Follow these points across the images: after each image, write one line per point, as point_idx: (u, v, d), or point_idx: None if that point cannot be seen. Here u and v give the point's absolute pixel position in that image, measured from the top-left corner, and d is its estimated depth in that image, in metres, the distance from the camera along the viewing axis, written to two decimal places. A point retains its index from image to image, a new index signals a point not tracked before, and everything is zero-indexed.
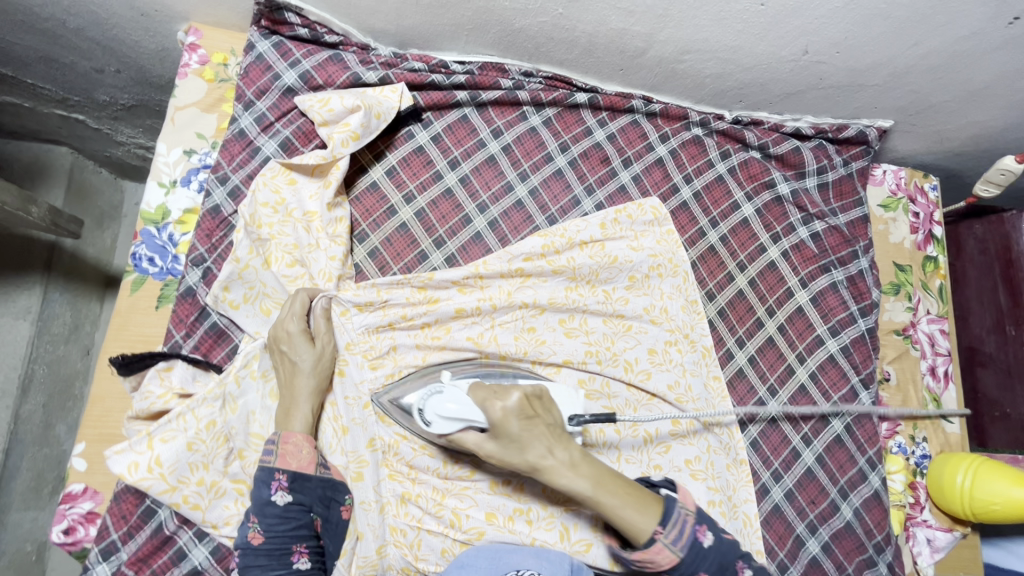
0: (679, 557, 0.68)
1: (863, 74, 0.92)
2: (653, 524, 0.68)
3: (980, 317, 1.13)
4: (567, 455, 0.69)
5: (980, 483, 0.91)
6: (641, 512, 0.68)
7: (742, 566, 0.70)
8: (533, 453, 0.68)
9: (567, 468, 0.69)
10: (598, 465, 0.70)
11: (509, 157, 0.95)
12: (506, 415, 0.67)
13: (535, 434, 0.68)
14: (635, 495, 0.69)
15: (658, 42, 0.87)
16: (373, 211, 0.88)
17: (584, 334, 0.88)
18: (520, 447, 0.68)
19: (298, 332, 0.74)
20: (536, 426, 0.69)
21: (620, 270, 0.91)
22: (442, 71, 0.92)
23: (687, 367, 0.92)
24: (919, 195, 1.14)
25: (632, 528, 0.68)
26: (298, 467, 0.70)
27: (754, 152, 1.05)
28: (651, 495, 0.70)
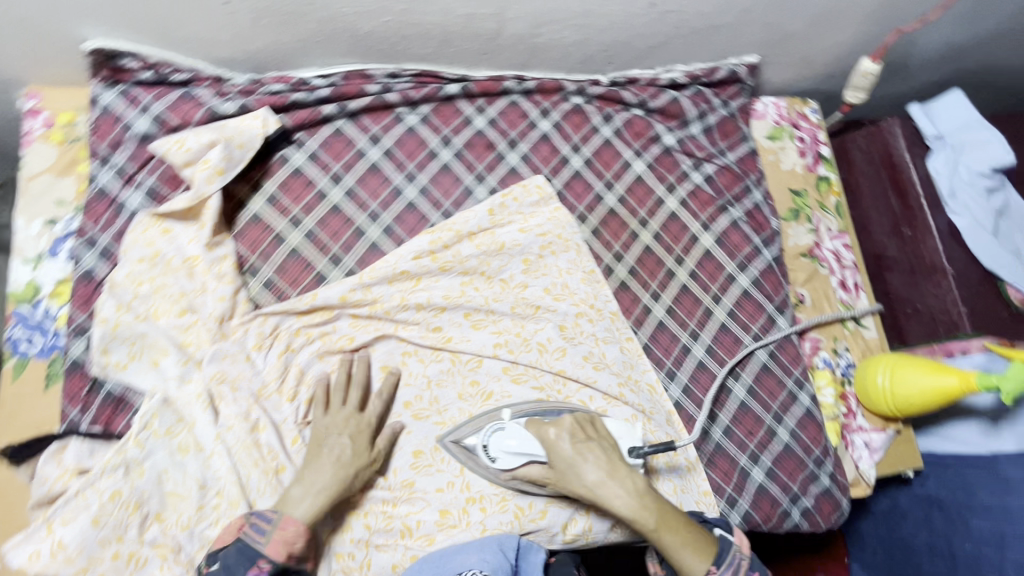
0: None
1: (714, 15, 0.94)
2: (705, 566, 0.71)
3: (879, 224, 1.19)
4: (630, 480, 0.76)
5: (898, 380, 0.96)
6: (694, 554, 0.72)
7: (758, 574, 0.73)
8: (586, 476, 0.76)
9: (624, 492, 0.74)
10: (659, 498, 0.75)
11: (392, 161, 0.94)
12: (556, 437, 0.78)
13: (586, 457, 0.77)
14: (689, 533, 0.73)
15: (509, 20, 0.87)
16: (259, 243, 0.86)
17: (491, 324, 0.90)
18: (576, 470, 0.76)
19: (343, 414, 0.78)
20: (592, 450, 0.77)
21: (511, 255, 0.93)
22: (304, 88, 0.90)
23: (598, 337, 0.94)
24: (802, 120, 1.18)
25: (685, 566, 0.71)
26: (285, 558, 0.68)
27: (636, 110, 1.06)
28: (706, 538, 0.74)
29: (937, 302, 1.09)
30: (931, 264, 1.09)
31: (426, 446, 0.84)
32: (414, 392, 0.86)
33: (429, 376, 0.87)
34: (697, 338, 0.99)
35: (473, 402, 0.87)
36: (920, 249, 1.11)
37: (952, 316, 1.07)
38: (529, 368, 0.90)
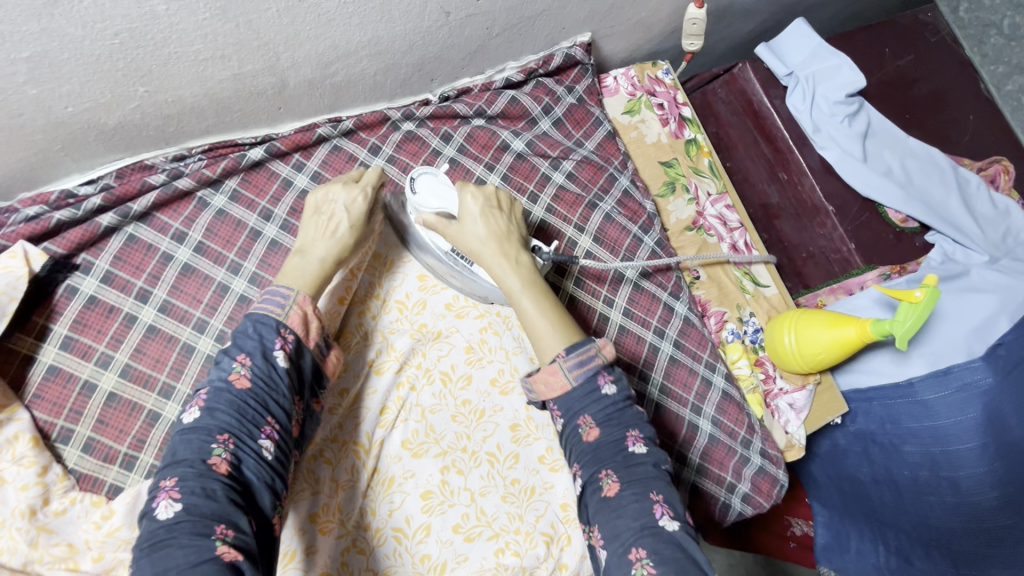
0: (572, 384, 0.65)
1: (523, 7, 0.84)
2: (557, 349, 0.67)
3: (758, 173, 1.14)
4: (515, 251, 0.74)
5: (804, 339, 0.93)
6: (552, 331, 0.68)
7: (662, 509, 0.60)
8: (480, 234, 0.74)
9: (506, 263, 0.73)
10: (540, 283, 0.73)
11: (208, 257, 0.81)
12: (473, 203, 0.75)
13: (490, 224, 0.75)
14: (565, 328, 0.69)
15: (288, 69, 0.74)
16: (64, 401, 0.72)
17: (392, 362, 0.84)
18: (472, 232, 0.74)
19: (345, 183, 0.79)
20: (496, 219, 0.75)
21: (405, 272, 0.89)
22: (70, 202, 0.75)
23: (508, 349, 0.88)
24: (657, 86, 1.11)
25: (534, 338, 0.69)
26: (302, 328, 0.69)
27: (476, 121, 0.96)
28: (575, 328, 0.69)
29: (826, 243, 1.07)
30: (813, 206, 1.07)
31: (333, 565, 0.73)
32: (320, 501, 0.75)
33: (336, 477, 0.77)
34: None
35: (377, 493, 0.78)
36: (800, 192, 1.09)
37: (843, 254, 1.05)
38: (435, 414, 0.83)
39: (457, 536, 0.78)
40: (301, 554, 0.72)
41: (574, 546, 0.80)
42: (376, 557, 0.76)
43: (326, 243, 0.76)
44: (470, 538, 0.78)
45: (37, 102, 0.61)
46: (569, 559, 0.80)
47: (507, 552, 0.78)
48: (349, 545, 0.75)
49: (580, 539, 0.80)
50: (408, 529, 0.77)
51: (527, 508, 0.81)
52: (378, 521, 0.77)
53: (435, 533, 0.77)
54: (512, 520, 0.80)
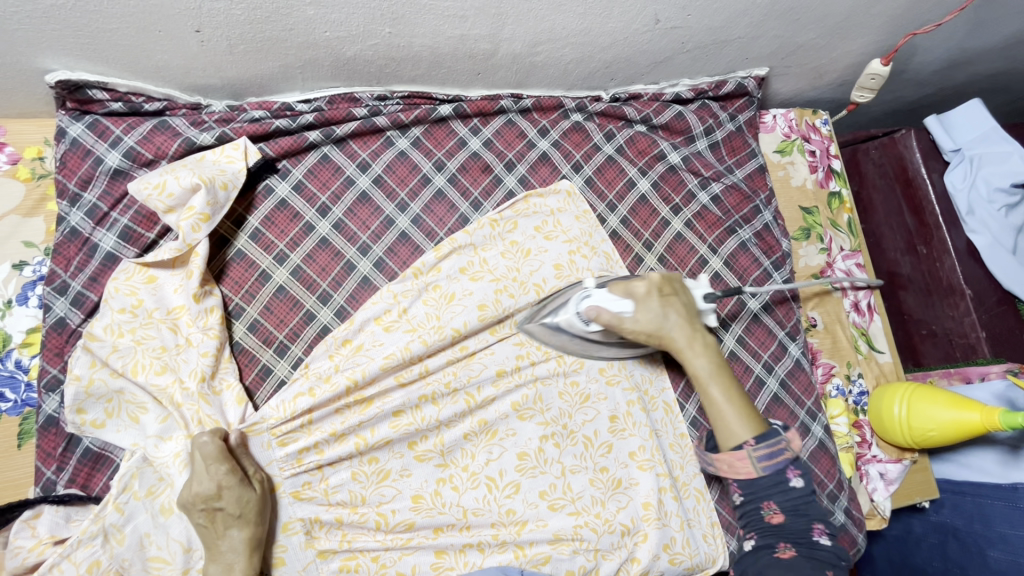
0: (760, 472, 0.73)
1: (721, 30, 0.88)
2: (747, 435, 0.76)
3: (893, 241, 1.13)
4: (699, 338, 0.83)
5: (916, 411, 0.92)
6: (743, 419, 0.77)
7: (794, 473, 0.73)
8: (670, 322, 0.82)
9: (683, 322, 0.83)
10: (723, 367, 0.82)
11: (383, 190, 0.88)
12: (649, 290, 0.82)
13: (670, 312, 0.83)
14: (745, 413, 0.78)
15: (504, 40, 0.81)
16: (244, 282, 0.81)
17: (516, 336, 0.86)
18: (652, 314, 0.82)
19: (202, 463, 0.67)
20: (673, 304, 0.83)
21: (542, 260, 0.89)
22: (287, 114, 0.84)
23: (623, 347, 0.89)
24: (813, 133, 1.12)
25: (726, 426, 0.78)
26: None
27: (639, 126, 1.00)
28: (757, 414, 0.78)
29: (954, 325, 1.04)
30: (948, 285, 1.05)
31: (426, 490, 0.79)
32: (422, 432, 0.80)
33: (441, 419, 0.80)
34: None
35: (478, 440, 0.82)
36: (936, 268, 1.07)
37: (969, 340, 1.03)
38: (547, 388, 0.85)
39: (543, 502, 0.81)
40: (397, 475, 0.79)
41: (648, 544, 0.83)
42: (466, 498, 0.80)
43: (234, 529, 0.67)
44: (554, 507, 0.82)
45: (308, 22, 0.71)
46: (642, 555, 0.82)
47: (585, 529, 0.81)
48: (443, 480, 0.80)
49: (656, 540, 0.83)
50: (500, 481, 0.81)
51: (609, 497, 0.84)
52: (475, 465, 0.81)
53: (524, 491, 0.81)
54: (595, 501, 0.83)
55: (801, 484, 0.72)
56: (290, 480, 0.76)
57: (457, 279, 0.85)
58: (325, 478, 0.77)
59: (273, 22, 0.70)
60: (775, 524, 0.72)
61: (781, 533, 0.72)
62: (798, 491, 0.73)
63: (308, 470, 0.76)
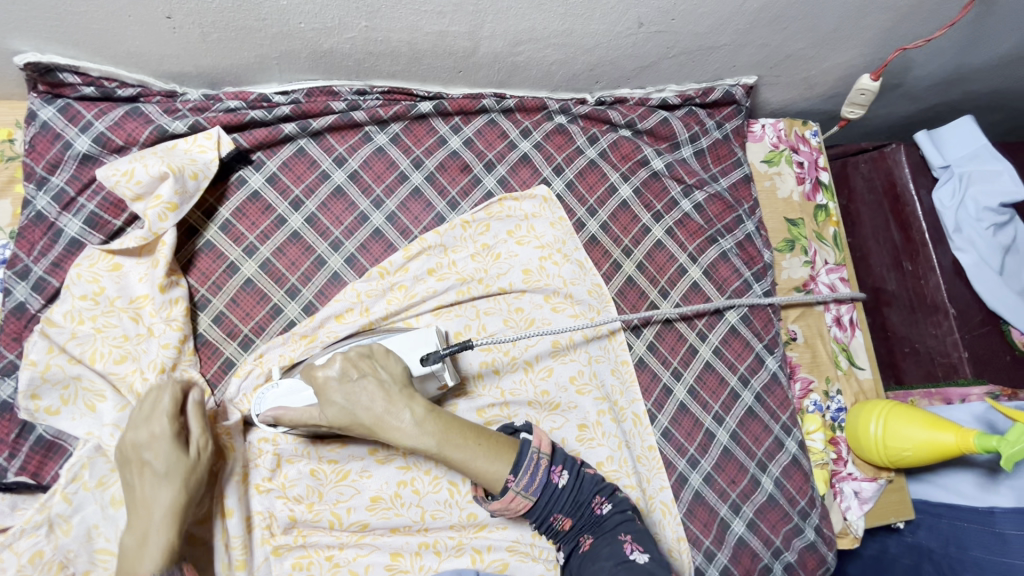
0: (533, 499, 0.70)
1: (707, 36, 0.87)
2: (506, 471, 0.69)
3: (879, 256, 1.11)
4: (410, 411, 0.68)
5: (892, 431, 0.90)
6: (493, 458, 0.69)
7: (558, 471, 0.71)
8: (368, 407, 0.68)
9: (384, 403, 0.68)
10: (448, 419, 0.70)
11: (358, 185, 0.87)
12: (326, 382, 0.69)
13: (361, 396, 0.68)
14: (493, 451, 0.69)
15: (484, 38, 0.80)
16: (211, 273, 0.80)
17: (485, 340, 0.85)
18: (340, 402, 0.68)
19: (138, 415, 0.65)
20: (364, 386, 0.69)
21: (511, 263, 0.89)
22: (263, 106, 0.83)
23: (592, 355, 0.89)
24: (802, 144, 1.11)
25: (485, 475, 0.69)
26: None
27: (624, 131, 0.99)
28: (505, 441, 0.71)
29: (936, 344, 1.03)
30: (932, 303, 1.04)
31: (387, 491, 0.77)
32: None
33: None
34: (679, 378, 0.93)
35: None
36: (921, 285, 1.05)
37: (952, 360, 1.01)
38: (515, 395, 0.85)
39: None
40: (356, 475, 0.77)
41: None
42: (427, 500, 0.78)
43: (159, 485, 0.63)
44: (517, 513, 0.80)
45: (282, 12, 0.70)
46: None
47: (546, 537, 0.80)
48: (404, 482, 0.78)
49: None
50: (463, 485, 0.79)
51: None
52: (437, 469, 0.79)
53: None
54: None
55: (566, 479, 0.71)
56: (254, 472, 0.75)
57: (423, 279, 0.85)
58: (287, 474, 0.76)
59: (246, 10, 0.69)
60: (567, 529, 0.72)
61: (576, 531, 0.72)
62: (563, 490, 0.71)
63: (268, 464, 0.76)
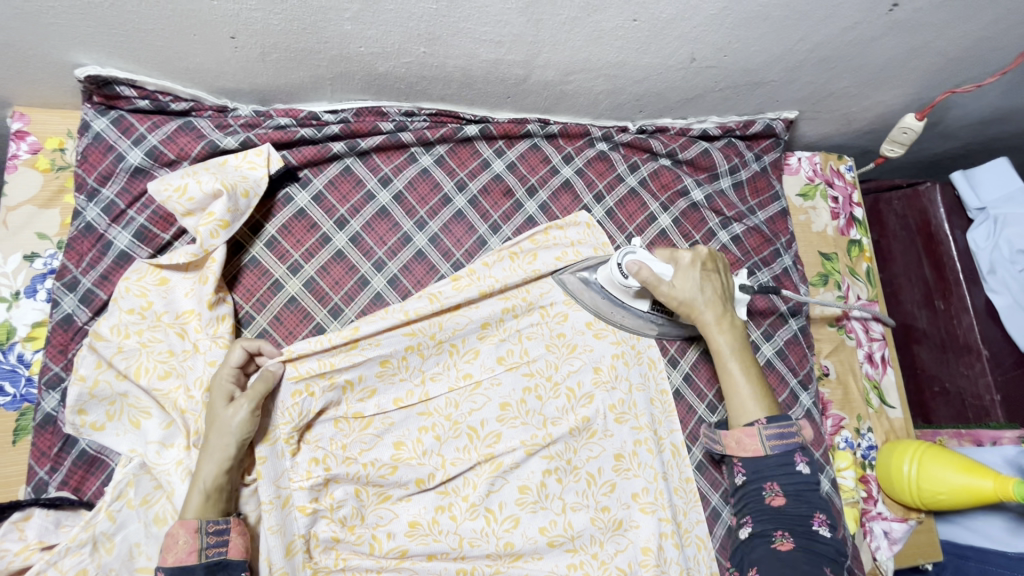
0: (767, 450, 0.77)
1: (755, 73, 0.87)
2: (759, 414, 0.79)
3: (910, 292, 1.12)
4: (730, 317, 0.85)
5: (926, 472, 0.90)
6: (754, 397, 0.80)
7: (801, 458, 0.76)
8: (705, 297, 0.83)
9: (711, 302, 0.84)
10: (745, 342, 0.85)
11: (402, 206, 0.87)
12: (693, 262, 0.84)
13: (706, 288, 0.84)
14: (759, 393, 0.81)
15: (537, 67, 0.81)
16: (255, 290, 0.80)
17: (525, 364, 0.85)
18: (693, 282, 0.83)
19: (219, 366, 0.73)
20: (711, 280, 0.85)
21: (552, 285, 0.88)
22: (312, 123, 0.83)
23: (633, 382, 0.88)
24: (836, 178, 1.11)
25: (739, 405, 0.80)
26: (177, 562, 0.62)
27: (664, 160, 1.00)
28: (772, 397, 0.82)
29: (968, 385, 1.03)
30: (965, 343, 1.04)
31: (424, 516, 0.78)
32: (427, 470, 0.78)
33: (444, 456, 0.80)
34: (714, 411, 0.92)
35: (482, 470, 0.80)
36: (953, 325, 1.06)
37: (983, 402, 1.02)
38: (556, 424, 0.83)
39: (541, 538, 0.80)
40: (396, 499, 0.78)
41: None
42: (464, 528, 0.78)
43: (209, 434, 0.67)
44: (552, 544, 0.80)
45: (344, 36, 0.70)
46: None
47: (579, 570, 0.80)
48: (441, 508, 0.78)
49: None
50: (499, 513, 0.79)
51: (609, 538, 0.82)
52: (475, 496, 0.79)
53: (523, 526, 0.80)
54: (592, 541, 0.81)
55: (807, 470, 0.76)
56: (297, 493, 0.74)
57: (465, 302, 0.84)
58: (328, 494, 0.76)
59: (309, 33, 0.69)
60: (775, 507, 0.75)
61: (780, 514, 0.74)
62: (802, 477, 0.76)
63: (315, 485, 0.75)
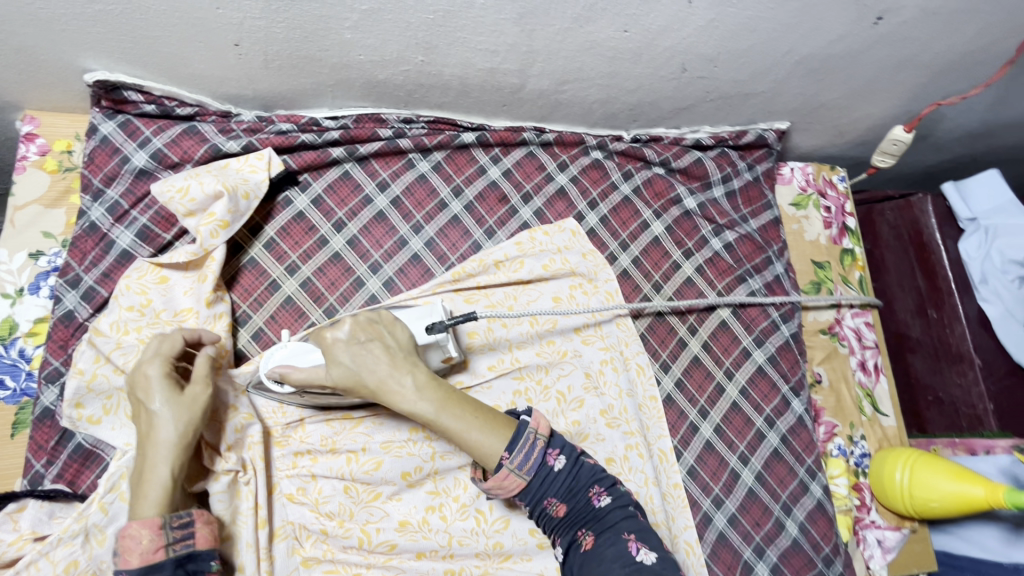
0: (527, 479, 0.68)
1: (746, 84, 0.89)
2: (501, 448, 0.68)
3: (903, 301, 1.12)
4: (412, 377, 0.69)
5: (918, 479, 0.90)
6: (489, 432, 0.69)
7: (554, 454, 0.70)
8: (376, 370, 0.69)
9: (388, 366, 0.69)
10: (450, 390, 0.71)
11: (399, 211, 0.89)
12: (335, 342, 0.69)
13: (368, 357, 0.69)
14: (486, 425, 0.69)
15: (532, 76, 0.83)
16: (253, 290, 0.82)
17: (515, 368, 0.86)
18: (344, 361, 0.69)
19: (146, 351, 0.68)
20: (371, 350, 0.69)
21: (540, 291, 0.91)
22: (313, 129, 0.85)
23: (622, 389, 0.90)
24: (830, 189, 1.13)
25: (480, 450, 0.68)
26: (143, 561, 0.60)
27: (657, 168, 1.02)
28: (503, 419, 0.71)
29: (961, 393, 1.03)
30: (957, 352, 1.05)
31: (414, 516, 0.78)
32: (414, 465, 0.78)
33: (436, 454, 0.79)
34: (706, 416, 0.93)
35: (473, 471, 0.81)
36: (946, 334, 1.06)
37: (977, 411, 1.02)
38: None
39: (531, 540, 0.80)
40: (386, 498, 0.78)
41: None
42: (454, 527, 0.78)
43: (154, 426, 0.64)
44: (542, 546, 0.80)
45: (344, 45, 0.73)
46: None
47: None
48: (432, 508, 0.79)
49: None
50: (489, 515, 0.80)
51: None
52: (466, 496, 0.80)
53: (513, 527, 0.80)
54: None
55: (563, 463, 0.70)
56: (286, 483, 0.77)
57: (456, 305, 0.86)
58: (319, 490, 0.77)
59: (310, 41, 0.72)
60: (563, 517, 0.70)
61: (571, 520, 0.70)
62: (562, 473, 0.70)
63: (302, 477, 0.77)
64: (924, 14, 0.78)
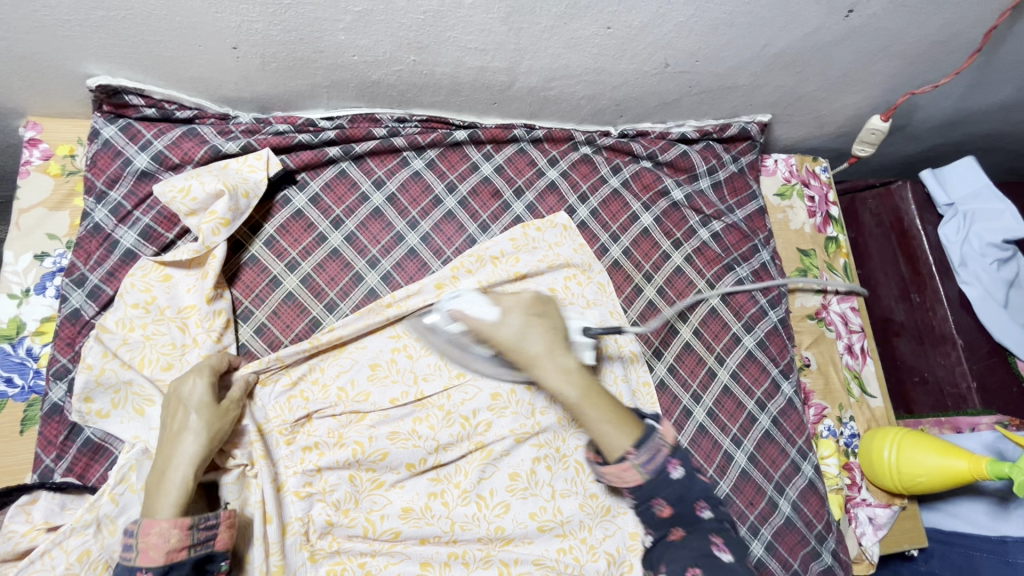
0: (646, 477, 0.71)
1: (726, 77, 0.93)
2: (626, 445, 0.72)
3: (887, 287, 1.16)
4: (564, 360, 0.76)
5: (906, 455, 0.92)
6: (615, 428, 0.73)
7: (674, 464, 0.72)
8: (533, 343, 0.75)
9: (546, 346, 0.76)
10: (592, 380, 0.76)
11: (395, 207, 0.92)
12: (514, 306, 0.76)
13: (533, 330, 0.76)
14: (616, 420, 0.73)
15: (521, 74, 0.86)
16: (254, 286, 0.84)
17: None
18: (510, 327, 0.75)
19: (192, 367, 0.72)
20: (540, 324, 0.77)
21: (536, 283, 0.92)
22: (309, 129, 0.88)
23: (618, 375, 0.92)
24: (812, 179, 1.16)
25: (604, 440, 0.73)
26: (166, 559, 0.62)
27: (645, 162, 1.05)
28: (634, 419, 0.74)
29: (945, 374, 1.06)
30: (941, 334, 1.07)
31: (417, 503, 0.80)
32: (418, 454, 0.80)
33: (439, 441, 0.81)
34: (698, 401, 0.95)
35: (473, 458, 0.83)
36: (929, 317, 1.09)
37: (960, 390, 1.04)
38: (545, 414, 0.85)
39: (532, 523, 0.82)
40: (390, 485, 0.80)
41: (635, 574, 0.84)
42: (456, 512, 0.80)
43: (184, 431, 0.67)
44: (543, 529, 0.82)
45: (338, 46, 0.76)
46: None
47: (569, 554, 0.82)
48: (433, 494, 0.80)
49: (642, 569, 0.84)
50: (490, 500, 0.82)
51: (597, 524, 0.85)
52: (466, 483, 0.81)
53: (514, 512, 0.82)
54: (582, 526, 0.84)
55: (682, 474, 0.72)
56: (293, 479, 0.78)
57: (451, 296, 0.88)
58: (324, 481, 0.78)
59: (305, 43, 0.74)
60: (666, 517, 0.73)
61: (672, 520, 0.73)
62: (679, 483, 0.72)
63: (308, 470, 0.78)
64: (892, 6, 0.81)
